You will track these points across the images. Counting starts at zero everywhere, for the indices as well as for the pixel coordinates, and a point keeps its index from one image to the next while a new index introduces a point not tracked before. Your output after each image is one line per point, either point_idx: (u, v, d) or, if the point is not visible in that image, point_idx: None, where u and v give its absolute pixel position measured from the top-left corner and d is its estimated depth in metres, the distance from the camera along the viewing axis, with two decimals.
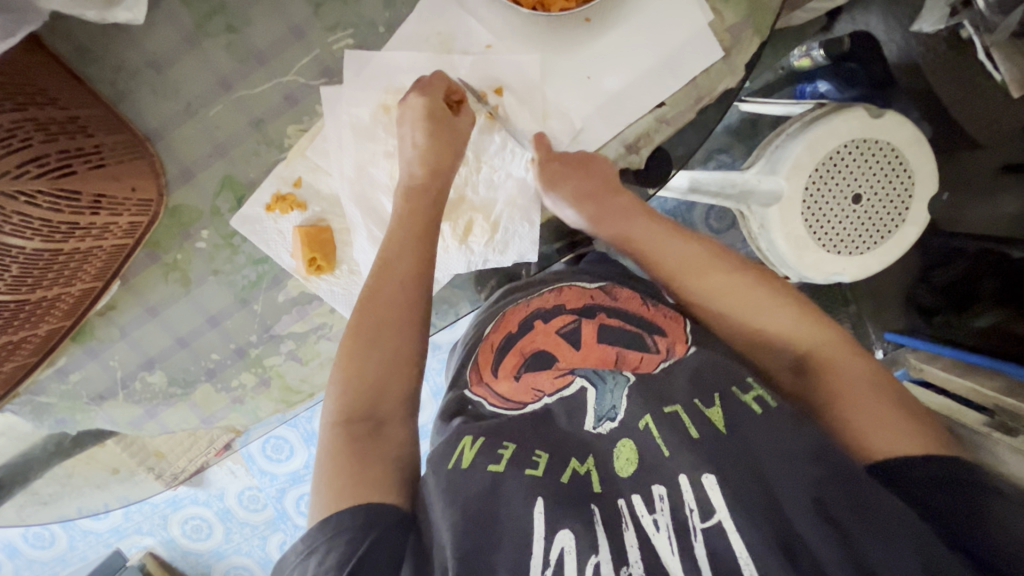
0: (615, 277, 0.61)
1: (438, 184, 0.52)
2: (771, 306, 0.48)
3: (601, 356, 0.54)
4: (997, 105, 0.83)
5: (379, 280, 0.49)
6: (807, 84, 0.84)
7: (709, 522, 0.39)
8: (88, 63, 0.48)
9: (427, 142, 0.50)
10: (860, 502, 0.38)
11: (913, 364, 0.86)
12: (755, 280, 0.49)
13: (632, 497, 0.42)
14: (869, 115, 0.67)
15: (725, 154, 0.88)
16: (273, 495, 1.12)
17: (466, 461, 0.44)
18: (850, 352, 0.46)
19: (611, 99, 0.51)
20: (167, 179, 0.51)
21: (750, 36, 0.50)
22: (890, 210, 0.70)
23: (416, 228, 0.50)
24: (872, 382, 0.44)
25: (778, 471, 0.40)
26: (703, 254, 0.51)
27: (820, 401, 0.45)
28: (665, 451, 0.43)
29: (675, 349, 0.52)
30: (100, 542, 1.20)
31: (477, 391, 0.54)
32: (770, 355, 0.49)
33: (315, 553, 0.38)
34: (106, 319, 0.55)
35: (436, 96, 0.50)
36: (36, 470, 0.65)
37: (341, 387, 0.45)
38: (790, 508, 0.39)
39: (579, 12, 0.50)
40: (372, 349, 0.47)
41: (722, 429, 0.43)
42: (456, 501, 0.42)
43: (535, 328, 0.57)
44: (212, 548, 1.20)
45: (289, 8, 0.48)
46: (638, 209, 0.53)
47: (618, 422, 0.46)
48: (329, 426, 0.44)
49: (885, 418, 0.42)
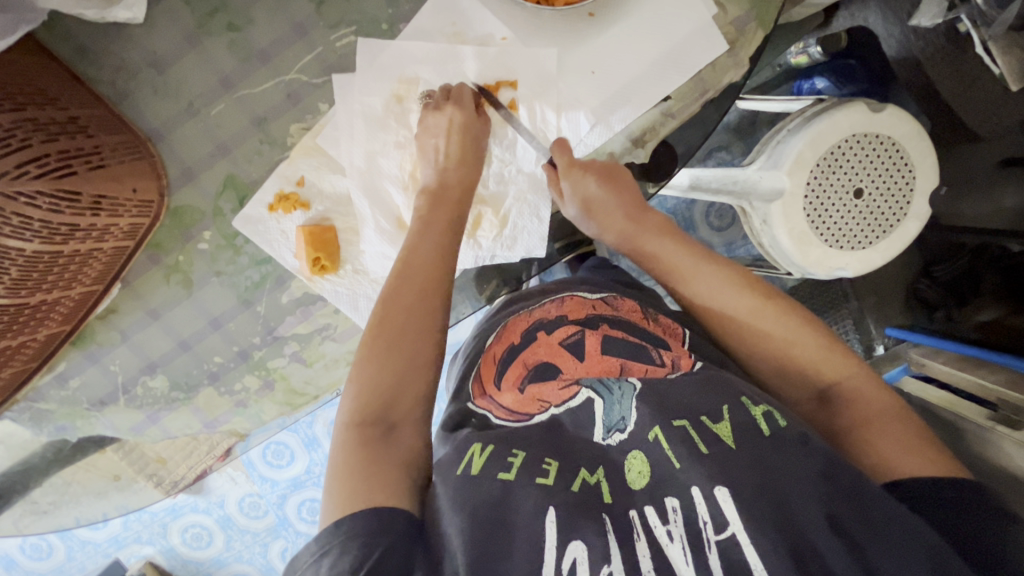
0: (615, 288, 0.60)
1: (450, 195, 0.52)
2: (798, 332, 0.48)
3: (605, 367, 0.51)
4: (996, 98, 0.83)
5: (399, 286, 0.48)
6: (805, 81, 0.83)
7: (723, 535, 0.37)
8: (87, 63, 0.47)
9: (458, 153, 0.51)
10: (870, 515, 0.37)
11: (914, 359, 0.85)
12: (767, 300, 0.49)
13: (644, 508, 0.40)
14: (869, 109, 0.67)
15: (725, 152, 0.88)
16: (274, 501, 1.11)
17: (476, 468, 0.42)
18: (874, 386, 0.46)
19: (617, 93, 0.51)
20: (169, 180, 0.50)
21: (754, 29, 0.50)
22: (892, 204, 0.70)
23: (430, 241, 0.50)
24: (886, 406, 0.45)
25: (793, 481, 0.38)
26: (717, 272, 0.51)
27: (841, 424, 0.46)
28: (677, 463, 0.41)
29: (680, 363, 0.50)
30: (98, 553, 1.18)
31: (481, 404, 0.51)
32: (792, 377, 0.49)
33: (328, 553, 0.37)
34: (105, 323, 0.54)
35: (467, 105, 0.51)
36: (35, 479, 0.64)
37: (359, 387, 0.45)
38: (804, 522, 0.37)
39: (582, 7, 0.50)
40: (392, 352, 0.46)
41: (730, 444, 0.41)
42: (465, 508, 0.40)
43: (537, 339, 0.55)
44: (212, 557, 1.18)
45: (291, 5, 0.47)
46: (660, 227, 0.53)
47: (627, 434, 0.45)
48: (345, 430, 0.43)
49: (906, 444, 0.42)
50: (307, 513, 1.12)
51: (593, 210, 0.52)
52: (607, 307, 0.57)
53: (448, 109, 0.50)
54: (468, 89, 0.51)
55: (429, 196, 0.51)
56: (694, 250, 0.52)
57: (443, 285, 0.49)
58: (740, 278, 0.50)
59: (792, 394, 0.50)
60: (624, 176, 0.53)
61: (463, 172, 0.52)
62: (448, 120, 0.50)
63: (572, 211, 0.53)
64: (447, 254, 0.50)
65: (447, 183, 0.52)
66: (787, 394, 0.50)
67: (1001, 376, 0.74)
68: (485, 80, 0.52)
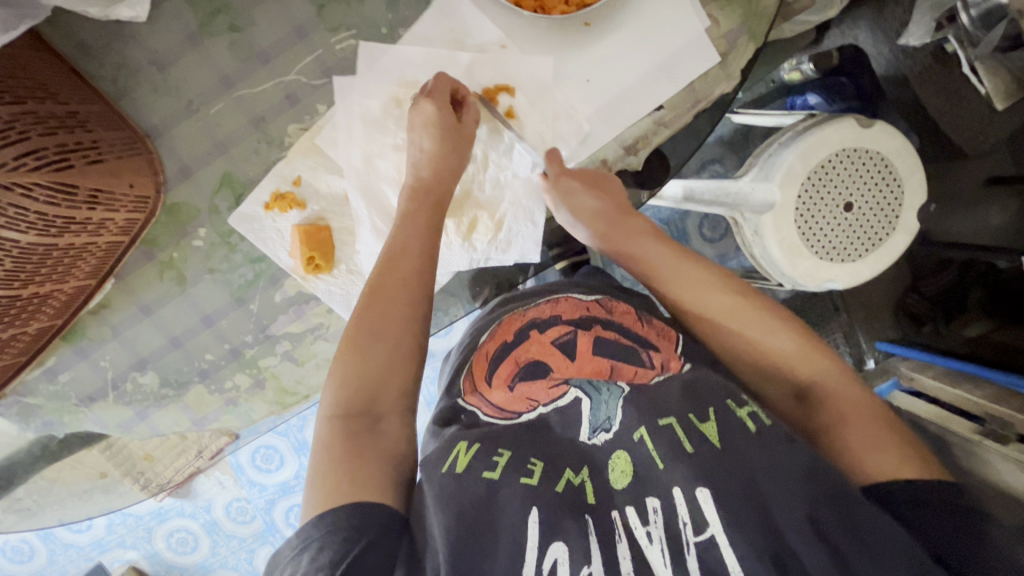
0: (608, 292, 0.60)
1: (428, 189, 0.51)
2: (773, 330, 0.49)
3: (595, 367, 0.52)
4: (982, 116, 0.85)
5: (380, 280, 0.48)
6: (797, 97, 0.84)
7: (703, 536, 0.38)
8: (88, 59, 0.48)
9: (435, 148, 0.50)
10: (854, 522, 0.37)
11: (905, 373, 0.85)
12: (750, 303, 0.50)
13: (626, 509, 0.41)
14: (858, 124, 0.68)
15: (718, 164, 0.89)
16: (262, 506, 1.10)
17: (461, 465, 0.42)
18: (848, 381, 0.47)
19: (610, 102, 0.52)
20: (166, 177, 0.50)
21: (745, 43, 0.51)
22: (880, 218, 0.71)
23: (415, 230, 0.49)
24: (869, 408, 0.45)
25: (776, 486, 0.38)
26: (701, 276, 0.51)
27: (824, 427, 0.46)
28: (660, 464, 0.41)
29: (669, 366, 0.51)
30: (81, 556, 1.16)
31: (471, 401, 0.52)
32: (769, 375, 0.50)
33: (309, 548, 0.37)
34: (97, 319, 0.54)
35: (442, 100, 0.49)
36: (21, 475, 0.64)
37: (340, 382, 0.44)
38: (783, 522, 0.37)
39: (579, 16, 0.51)
40: (375, 344, 0.46)
41: (717, 445, 0.41)
42: (449, 507, 0.40)
43: (530, 337, 0.54)
44: (197, 562, 1.17)
45: (292, 8, 0.48)
46: (646, 231, 0.54)
47: (613, 434, 0.45)
48: (330, 422, 0.43)
49: (888, 445, 0.42)
50: (294, 519, 1.11)
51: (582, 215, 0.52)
52: (601, 309, 0.56)
53: (423, 103, 0.49)
54: (446, 83, 0.50)
55: (408, 190, 0.51)
56: (679, 255, 0.52)
57: (425, 279, 0.49)
58: (722, 281, 0.51)
59: (769, 387, 0.50)
60: (611, 182, 0.54)
61: (440, 165, 0.50)
62: (423, 113, 0.49)
63: (563, 216, 0.54)
64: (432, 249, 0.50)
65: (424, 177, 0.51)
66: (766, 390, 0.51)
67: (987, 391, 0.74)
68: (485, 85, 0.52)
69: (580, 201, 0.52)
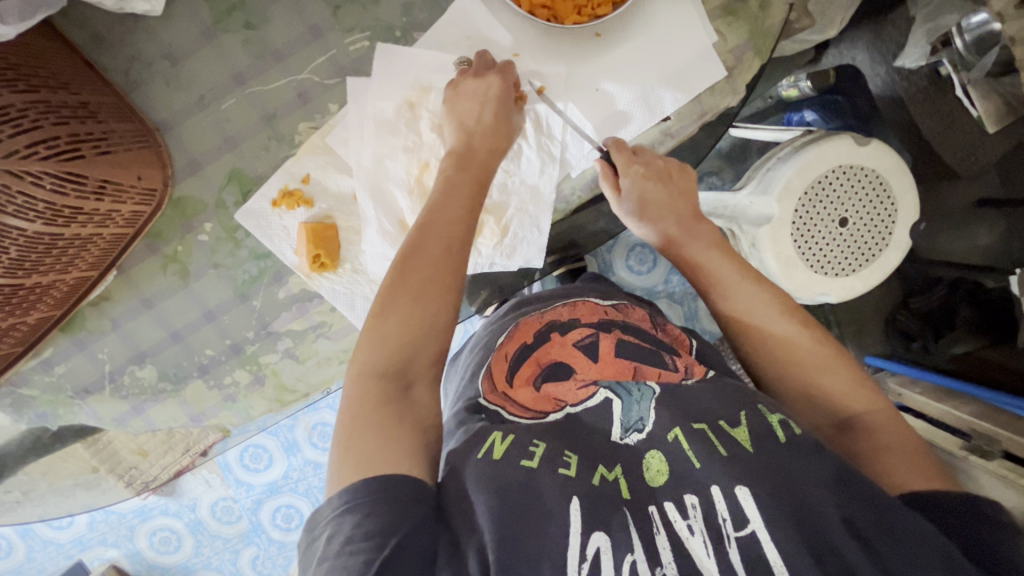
0: (624, 300, 0.62)
1: (474, 158, 0.50)
2: (832, 363, 0.49)
3: (617, 370, 0.52)
4: (974, 138, 0.86)
5: (418, 246, 0.46)
6: (795, 113, 0.86)
7: (743, 532, 0.38)
8: (101, 51, 0.48)
9: (491, 122, 0.50)
10: (886, 519, 0.37)
11: (892, 388, 0.89)
12: (801, 324, 0.50)
13: (665, 504, 0.41)
14: (855, 143, 0.70)
15: (715, 177, 0.91)
16: (248, 506, 1.09)
17: (498, 454, 0.42)
18: (894, 420, 0.46)
19: (619, 113, 0.53)
20: (174, 170, 0.50)
21: (751, 58, 0.52)
22: (875, 234, 0.73)
23: (456, 200, 0.48)
24: (908, 439, 0.45)
25: (810, 483, 0.39)
26: (758, 291, 0.52)
27: (862, 448, 0.46)
28: (697, 462, 0.41)
29: (693, 369, 0.52)
30: (60, 554, 1.14)
31: (493, 400, 0.52)
32: (812, 404, 0.49)
33: (354, 511, 0.37)
34: (97, 311, 0.53)
35: (510, 80, 0.51)
36: (7, 468, 0.63)
37: (376, 341, 0.44)
38: (823, 517, 0.37)
39: (590, 27, 0.52)
40: (415, 305, 0.45)
41: (749, 449, 0.41)
42: (491, 490, 0.40)
43: (551, 339, 0.56)
44: (180, 562, 1.15)
45: (308, 8, 0.49)
46: (700, 235, 0.55)
47: (646, 433, 0.45)
48: (363, 381, 0.43)
49: (924, 470, 0.43)
50: (281, 519, 1.10)
51: (648, 209, 0.54)
52: (618, 313, 0.59)
53: (490, 78, 0.50)
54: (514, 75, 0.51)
55: (456, 159, 0.50)
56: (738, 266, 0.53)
57: (464, 248, 0.47)
58: (776, 300, 0.51)
59: (807, 418, 0.50)
60: (683, 180, 0.55)
61: (492, 141, 0.51)
62: (487, 87, 0.50)
63: (625, 206, 0.55)
64: (472, 219, 0.48)
65: (473, 147, 0.50)
66: (804, 420, 0.50)
67: (973, 407, 0.77)
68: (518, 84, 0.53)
69: (647, 185, 0.53)
